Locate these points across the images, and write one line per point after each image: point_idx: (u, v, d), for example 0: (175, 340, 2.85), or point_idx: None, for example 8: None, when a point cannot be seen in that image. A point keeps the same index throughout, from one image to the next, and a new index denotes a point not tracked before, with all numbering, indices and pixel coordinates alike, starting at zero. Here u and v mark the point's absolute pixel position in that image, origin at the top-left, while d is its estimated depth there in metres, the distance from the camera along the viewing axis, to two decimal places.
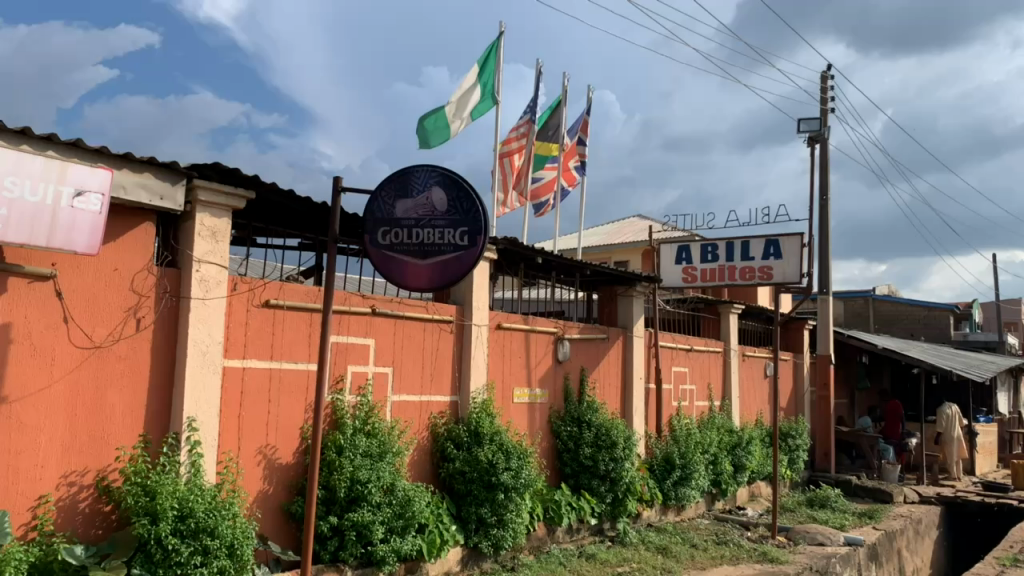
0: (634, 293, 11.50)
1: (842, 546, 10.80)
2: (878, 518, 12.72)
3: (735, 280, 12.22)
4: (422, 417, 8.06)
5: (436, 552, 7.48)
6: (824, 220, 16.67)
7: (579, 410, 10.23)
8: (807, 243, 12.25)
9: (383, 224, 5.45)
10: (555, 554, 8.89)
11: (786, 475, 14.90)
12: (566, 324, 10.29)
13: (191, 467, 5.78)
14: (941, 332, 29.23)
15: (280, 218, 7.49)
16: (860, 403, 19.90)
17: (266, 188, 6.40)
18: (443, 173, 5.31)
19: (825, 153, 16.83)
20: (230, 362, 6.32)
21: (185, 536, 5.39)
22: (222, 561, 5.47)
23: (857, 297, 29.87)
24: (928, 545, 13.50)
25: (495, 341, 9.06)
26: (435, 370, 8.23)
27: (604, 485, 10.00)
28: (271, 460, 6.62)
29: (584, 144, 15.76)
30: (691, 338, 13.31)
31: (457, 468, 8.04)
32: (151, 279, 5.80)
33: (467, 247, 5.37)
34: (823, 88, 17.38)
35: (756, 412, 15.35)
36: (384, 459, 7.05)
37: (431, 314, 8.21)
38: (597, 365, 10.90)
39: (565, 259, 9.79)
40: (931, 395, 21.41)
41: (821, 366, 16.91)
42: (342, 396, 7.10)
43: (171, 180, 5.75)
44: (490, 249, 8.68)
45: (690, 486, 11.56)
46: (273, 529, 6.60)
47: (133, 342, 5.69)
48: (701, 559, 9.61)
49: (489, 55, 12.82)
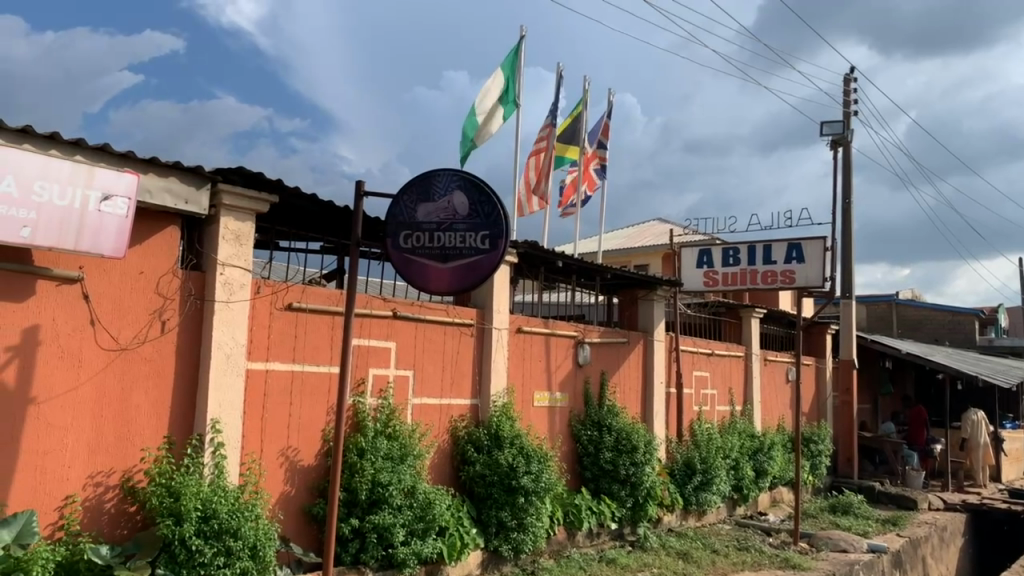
0: (655, 297, 11.48)
1: (866, 553, 10.68)
2: (902, 525, 12.57)
3: (757, 284, 12.15)
4: (443, 420, 8.09)
5: (456, 555, 7.50)
6: (846, 224, 16.53)
7: (600, 414, 10.20)
8: (829, 247, 12.15)
9: (405, 228, 5.47)
10: (576, 558, 8.88)
11: (809, 480, 14.75)
12: (586, 327, 10.27)
13: (215, 468, 5.84)
14: (966, 337, 28.87)
15: (302, 222, 7.55)
16: (884, 408, 19.68)
17: (289, 192, 6.47)
18: (465, 177, 5.32)
19: (848, 156, 16.69)
20: (254, 365, 6.38)
21: (209, 537, 5.44)
22: (245, 562, 5.51)
23: (881, 301, 29.58)
24: (954, 552, 13.32)
25: (516, 345, 9.07)
26: (455, 373, 8.26)
27: (625, 489, 9.96)
28: (293, 462, 6.67)
29: (605, 148, 15.76)
30: (712, 342, 13.24)
31: (478, 471, 8.05)
32: (177, 282, 5.87)
33: (488, 251, 5.39)
34: (846, 91, 17.26)
35: (778, 417, 15.23)
36: (405, 462, 7.08)
37: (452, 317, 8.23)
38: (618, 369, 10.88)
39: (586, 262, 9.77)
40: (956, 401, 21.14)
41: (844, 371, 16.77)
42: (363, 398, 7.15)
43: (196, 185, 5.83)
44: (511, 252, 8.71)
45: (711, 491, 11.49)
46: (295, 530, 6.65)
47: (159, 344, 5.76)
48: (723, 565, 9.55)
49: (511, 60, 12.84)
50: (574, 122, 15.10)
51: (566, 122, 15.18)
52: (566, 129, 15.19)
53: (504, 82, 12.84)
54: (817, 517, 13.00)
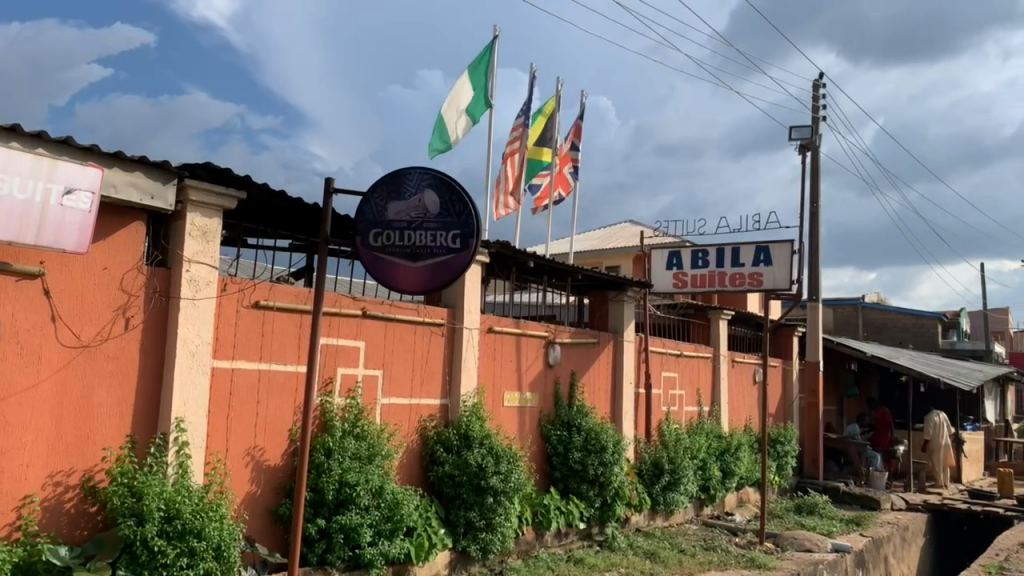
0: (625, 298, 11.54)
1: (829, 552, 10.83)
2: (865, 525, 12.79)
3: (725, 286, 12.27)
4: (412, 420, 8.05)
5: (424, 556, 7.47)
6: (814, 227, 16.74)
7: (569, 414, 10.23)
8: (796, 250, 12.29)
9: (374, 226, 5.44)
10: (544, 558, 8.89)
11: (775, 481, 14.91)
12: (557, 328, 10.29)
13: (179, 468, 5.76)
14: (930, 341, 29.44)
15: (271, 218, 7.48)
16: (849, 410, 19.98)
17: (258, 189, 6.40)
18: (435, 176, 5.29)
19: (816, 160, 16.92)
20: (220, 363, 6.30)
21: (172, 538, 5.37)
22: (209, 563, 5.45)
23: (847, 304, 30.00)
24: (915, 551, 13.57)
25: (487, 345, 9.06)
26: (425, 373, 8.22)
27: (593, 489, 10.01)
28: (259, 461, 6.60)
29: (577, 149, 15.83)
30: (681, 344, 13.34)
31: (447, 471, 8.02)
32: (142, 278, 5.78)
33: (458, 250, 5.37)
34: (815, 96, 17.49)
35: (745, 418, 15.38)
36: (373, 462, 7.04)
37: (422, 316, 8.20)
38: (588, 370, 10.92)
39: (556, 263, 9.78)
40: (919, 403, 21.52)
41: (810, 373, 16.99)
42: (331, 398, 7.09)
43: (162, 180, 5.74)
44: (482, 252, 8.69)
45: (678, 491, 11.58)
46: (261, 530, 6.58)
47: (123, 342, 5.67)
48: (690, 564, 9.62)
49: (484, 59, 12.83)
50: (546, 122, 15.11)
51: (538, 123, 15.16)
52: (538, 130, 15.17)
53: (475, 82, 12.80)
54: (783, 517, 13.15)
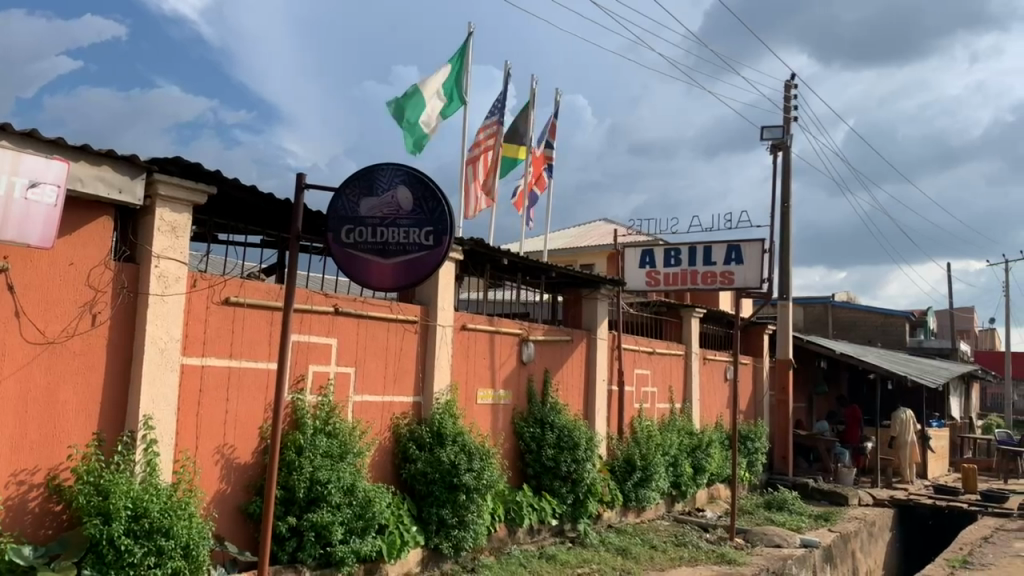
0: (598, 295, 11.58)
1: (798, 548, 10.98)
2: (833, 520, 12.98)
3: (698, 284, 12.36)
4: (384, 417, 8.02)
5: (396, 553, 7.44)
6: (785, 227, 16.94)
7: (543, 411, 10.25)
8: (767, 249, 12.41)
9: (347, 223, 5.40)
10: (516, 555, 8.91)
11: (745, 477, 15.08)
12: (531, 325, 10.31)
13: (147, 466, 5.69)
14: (898, 339, 29.92)
15: (242, 214, 7.42)
16: (818, 407, 20.24)
17: (228, 183, 6.33)
18: (408, 172, 5.28)
19: (788, 160, 17.09)
20: (189, 360, 6.23)
21: (139, 536, 5.30)
22: (177, 562, 5.39)
23: (817, 302, 30.41)
24: (882, 546, 13.79)
25: (460, 342, 9.05)
26: (398, 371, 8.19)
27: (566, 486, 10.06)
28: (229, 460, 6.53)
29: (552, 148, 15.87)
30: (653, 341, 13.42)
31: (419, 468, 8.00)
32: (109, 274, 5.69)
33: (431, 247, 5.35)
34: (786, 97, 17.68)
35: (716, 414, 15.53)
36: (345, 460, 7.01)
37: (395, 314, 8.18)
38: (562, 367, 10.95)
39: (531, 261, 9.79)
40: (887, 401, 21.85)
41: (780, 370, 17.19)
42: (303, 395, 7.03)
43: (130, 174, 5.66)
44: (456, 249, 8.68)
45: (649, 487, 11.67)
46: (230, 529, 6.52)
47: (89, 339, 5.58)
48: (661, 560, 9.70)
49: (458, 56, 12.81)
50: (521, 121, 15.14)
51: (512, 122, 15.17)
52: (512, 129, 15.19)
53: (450, 76, 12.77)
54: (753, 513, 13.29)
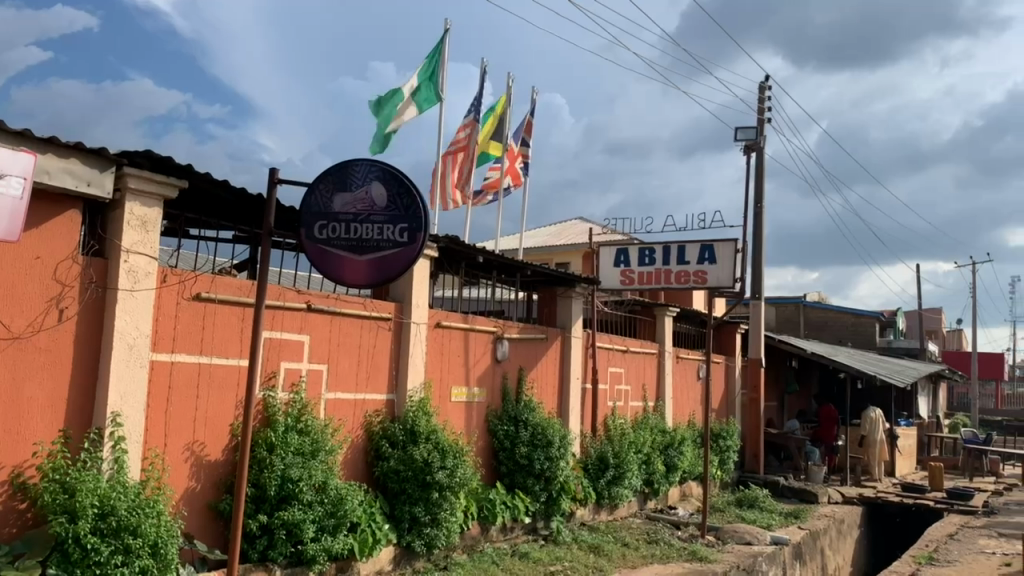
0: (573, 294, 11.61)
1: (768, 545, 11.09)
2: (803, 518, 13.12)
3: (671, 283, 12.43)
4: (357, 415, 7.97)
5: (367, 551, 7.42)
6: (757, 227, 17.09)
7: (516, 409, 10.26)
8: (740, 249, 12.51)
9: (319, 218, 5.34)
10: (489, 553, 8.90)
11: (717, 475, 15.20)
12: (505, 323, 10.30)
13: (115, 463, 5.62)
14: (867, 339, 30.35)
15: (213, 208, 7.34)
16: (789, 406, 20.47)
17: (199, 178, 6.26)
18: (383, 168, 5.26)
19: (761, 160, 17.25)
20: (158, 356, 6.15)
21: (106, 535, 5.23)
22: (145, 561, 5.32)
23: (789, 302, 30.76)
24: (850, 543, 13.97)
25: (434, 339, 9.02)
26: (371, 368, 8.15)
27: (539, 483, 10.07)
28: (199, 457, 6.46)
29: (528, 145, 15.90)
30: (627, 340, 13.48)
31: (392, 466, 7.97)
32: (77, 268, 5.60)
33: (406, 244, 5.33)
34: (761, 98, 17.83)
35: (688, 412, 15.64)
36: (317, 457, 6.96)
37: (369, 311, 8.13)
38: (536, 365, 10.96)
39: (506, 258, 9.77)
40: (857, 400, 22.15)
41: (752, 369, 17.34)
42: (274, 392, 6.97)
43: (99, 167, 5.58)
44: (431, 246, 8.64)
45: (622, 485, 11.73)
46: (199, 526, 6.45)
47: (56, 334, 5.49)
48: (633, 558, 9.77)
49: (434, 53, 12.77)
50: (497, 119, 15.12)
51: (488, 119, 15.15)
52: (488, 126, 15.17)
53: (426, 74, 12.72)
54: (724, 511, 13.41)
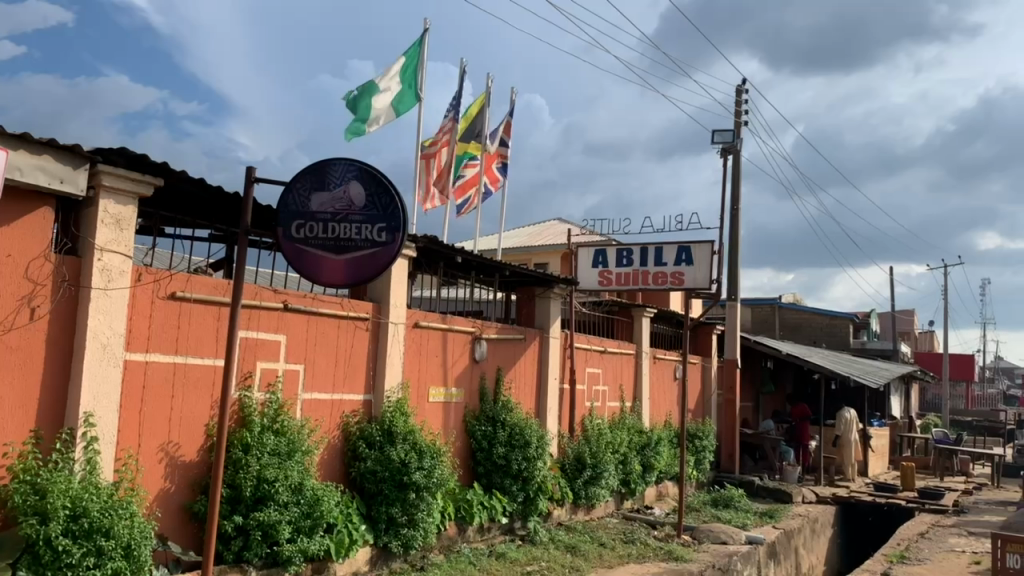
0: (551, 294, 11.63)
1: (743, 544, 11.18)
2: (778, 517, 13.26)
3: (648, 285, 12.49)
4: (334, 415, 7.94)
5: (344, 552, 7.39)
6: (734, 229, 17.23)
7: (494, 409, 10.26)
8: (717, 251, 12.60)
9: (297, 218, 5.31)
10: (466, 553, 8.90)
11: (693, 475, 15.30)
12: (483, 323, 10.29)
13: (87, 464, 5.54)
14: (841, 340, 30.70)
15: (190, 207, 7.29)
16: (765, 406, 20.66)
17: (176, 176, 6.21)
18: (362, 168, 5.25)
19: (738, 162, 17.39)
20: (133, 355, 6.08)
21: (78, 537, 5.17)
22: (117, 563, 5.27)
23: (764, 304, 31.04)
24: (823, 543, 14.14)
25: (412, 339, 9.00)
26: (348, 369, 8.12)
27: (516, 484, 10.09)
28: (173, 458, 6.40)
29: (507, 146, 15.89)
30: (605, 341, 13.53)
31: (369, 467, 7.94)
32: (49, 266, 5.53)
33: (384, 244, 5.32)
34: (737, 101, 17.98)
35: (665, 413, 15.74)
36: (293, 458, 6.92)
37: (346, 311, 8.10)
38: (514, 366, 10.97)
39: (484, 259, 9.76)
40: (831, 401, 22.40)
41: (728, 370, 17.47)
42: (250, 392, 6.91)
43: (73, 164, 5.52)
44: (410, 245, 8.62)
45: (599, 485, 11.78)
46: (173, 528, 6.39)
47: (27, 333, 5.42)
48: (609, 558, 9.81)
49: (413, 52, 12.75)
50: (476, 118, 15.11)
51: (467, 117, 15.16)
52: (467, 124, 15.19)
53: (406, 72, 12.70)
54: (699, 510, 13.50)
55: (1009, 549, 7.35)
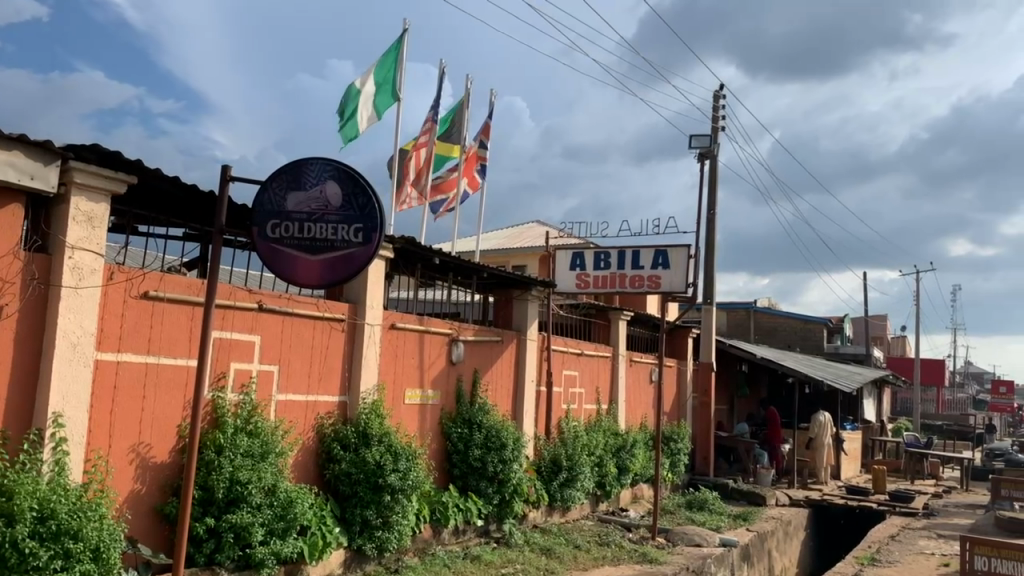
0: (529, 297, 11.64)
1: (717, 546, 11.27)
2: (751, 520, 13.37)
3: (626, 288, 12.54)
4: (309, 417, 7.88)
5: (318, 554, 7.34)
6: (710, 233, 17.35)
7: (471, 411, 10.24)
8: (694, 255, 12.67)
9: (273, 217, 5.28)
10: (440, 556, 8.86)
11: (668, 477, 15.38)
12: (460, 325, 10.28)
13: (55, 465, 5.45)
14: (816, 344, 31.04)
15: (164, 205, 7.21)
16: (739, 409, 20.82)
17: (150, 174, 6.14)
18: (338, 168, 5.21)
19: (715, 167, 17.52)
20: (104, 355, 6.00)
21: (45, 539, 5.07)
22: (85, 566, 5.19)
23: (739, 308, 31.26)
24: (796, 545, 14.27)
25: (389, 341, 8.96)
26: (324, 370, 8.07)
27: (492, 486, 10.09)
28: (145, 459, 6.32)
29: (486, 148, 15.89)
30: (582, 343, 13.56)
31: (344, 469, 7.89)
32: (18, 264, 5.44)
33: (360, 244, 5.28)
34: (715, 106, 18.12)
35: (641, 415, 15.81)
36: (266, 460, 6.86)
37: (322, 312, 8.05)
38: (491, 367, 10.96)
39: (462, 260, 9.74)
40: (805, 405, 22.63)
41: (703, 373, 17.58)
42: (223, 393, 6.84)
43: (44, 160, 5.44)
44: (387, 246, 8.58)
45: (574, 487, 11.81)
46: (144, 529, 6.30)
47: None
48: (584, 560, 9.82)
49: (393, 52, 12.72)
50: (455, 120, 15.10)
51: (446, 119, 15.16)
52: (446, 126, 15.19)
53: (386, 72, 12.67)
54: (674, 513, 13.58)
55: (978, 551, 7.46)
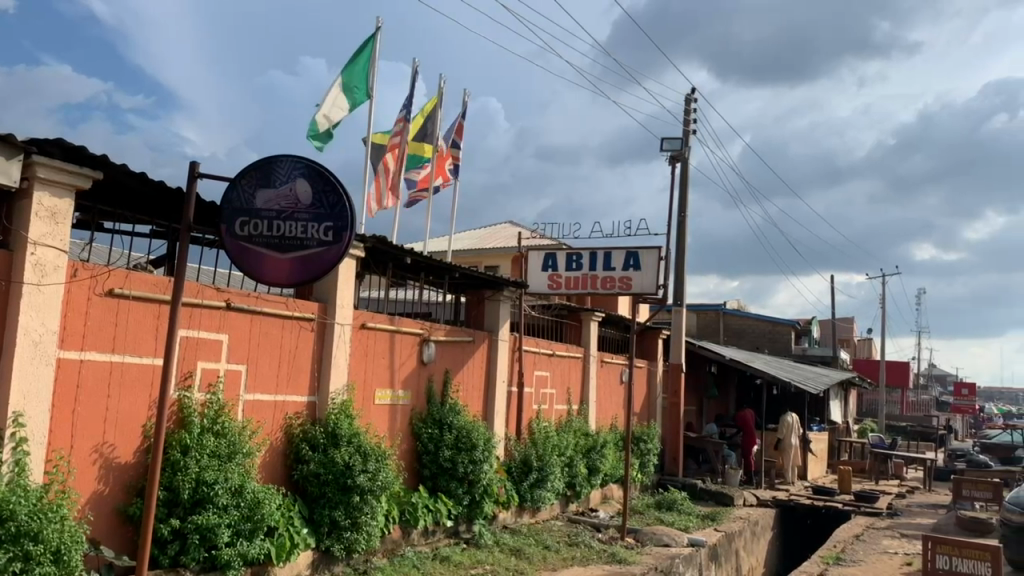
0: (501, 297, 11.63)
1: (685, 546, 11.35)
2: (719, 520, 13.51)
3: (597, 289, 12.58)
4: (277, 417, 7.80)
5: (285, 556, 7.27)
6: (681, 236, 17.47)
7: (441, 411, 10.22)
8: (664, 256, 12.75)
9: (241, 214, 5.23)
10: (409, 556, 8.83)
11: (637, 478, 15.47)
12: (432, 325, 10.24)
13: (15, 466, 5.33)
14: (784, 346, 31.43)
15: (130, 202, 7.10)
16: (708, 410, 20.99)
17: (116, 169, 6.05)
18: (308, 165, 5.16)
19: (687, 169, 17.65)
20: (67, 354, 5.89)
21: (4, 541, 4.95)
22: (46, 568, 5.09)
23: (710, 309, 31.52)
24: (763, 545, 14.43)
25: (359, 340, 8.90)
26: (292, 370, 7.99)
27: (462, 487, 10.05)
28: (109, 459, 6.22)
29: (459, 147, 15.87)
30: (553, 343, 13.59)
31: (312, 469, 7.82)
32: None
33: (329, 243, 5.25)
34: (687, 109, 18.26)
35: (611, 416, 15.88)
36: (233, 460, 6.78)
37: (291, 311, 7.97)
38: (462, 367, 10.94)
39: (433, 260, 9.70)
40: (773, 406, 22.86)
41: (673, 374, 17.70)
42: (190, 393, 6.74)
43: (6, 155, 5.31)
44: (358, 245, 8.52)
45: (545, 488, 11.80)
46: (107, 532, 6.20)
47: None
48: (553, 561, 9.84)
49: (365, 51, 12.65)
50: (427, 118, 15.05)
51: (418, 118, 15.09)
52: (419, 125, 15.12)
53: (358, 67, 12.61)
54: (643, 513, 13.65)
55: (939, 550, 7.57)
